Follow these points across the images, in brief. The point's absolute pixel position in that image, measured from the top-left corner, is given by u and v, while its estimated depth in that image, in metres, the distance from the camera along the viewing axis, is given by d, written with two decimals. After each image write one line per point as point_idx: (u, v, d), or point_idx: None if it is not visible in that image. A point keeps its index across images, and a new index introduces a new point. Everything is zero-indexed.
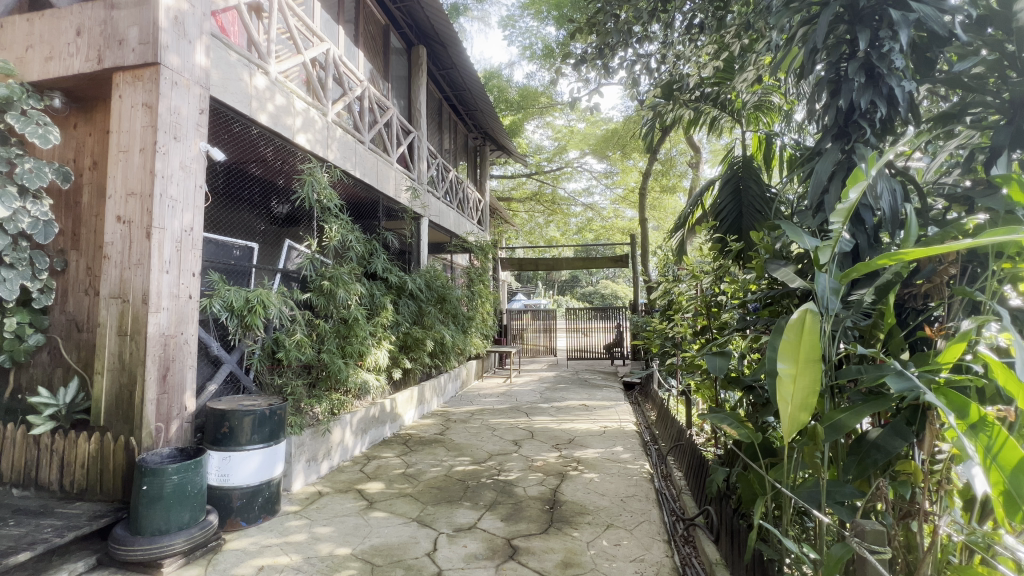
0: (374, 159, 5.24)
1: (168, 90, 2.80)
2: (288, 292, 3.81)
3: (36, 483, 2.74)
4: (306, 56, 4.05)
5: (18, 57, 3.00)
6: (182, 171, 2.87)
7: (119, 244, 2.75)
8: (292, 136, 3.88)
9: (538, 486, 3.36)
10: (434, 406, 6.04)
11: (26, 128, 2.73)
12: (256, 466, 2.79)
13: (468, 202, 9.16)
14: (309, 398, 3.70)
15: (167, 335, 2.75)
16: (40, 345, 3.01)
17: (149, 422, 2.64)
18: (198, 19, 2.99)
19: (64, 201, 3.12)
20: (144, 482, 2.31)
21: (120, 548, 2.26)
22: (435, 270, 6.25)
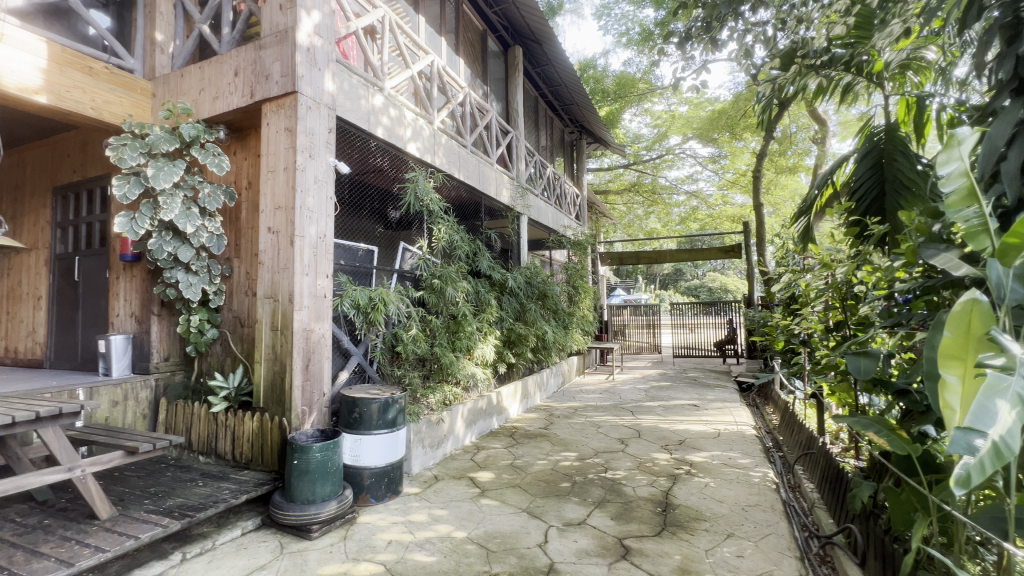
0: (476, 162, 5.45)
1: (303, 114, 3.18)
2: (404, 291, 4.14)
3: (215, 453, 3.30)
4: (413, 70, 4.34)
5: (193, 98, 3.59)
6: (316, 185, 3.25)
7: (269, 251, 3.19)
8: (404, 145, 4.18)
9: (648, 487, 3.25)
10: (538, 401, 6.14)
11: (205, 159, 3.33)
12: (382, 449, 3.07)
13: (566, 197, 9.12)
14: (423, 389, 3.98)
15: (308, 330, 3.14)
16: (215, 338, 3.62)
17: (296, 405, 3.06)
18: (326, 49, 3.37)
19: (229, 217, 3.70)
20: (295, 457, 2.68)
21: (279, 512, 2.64)
22: (535, 267, 6.34)
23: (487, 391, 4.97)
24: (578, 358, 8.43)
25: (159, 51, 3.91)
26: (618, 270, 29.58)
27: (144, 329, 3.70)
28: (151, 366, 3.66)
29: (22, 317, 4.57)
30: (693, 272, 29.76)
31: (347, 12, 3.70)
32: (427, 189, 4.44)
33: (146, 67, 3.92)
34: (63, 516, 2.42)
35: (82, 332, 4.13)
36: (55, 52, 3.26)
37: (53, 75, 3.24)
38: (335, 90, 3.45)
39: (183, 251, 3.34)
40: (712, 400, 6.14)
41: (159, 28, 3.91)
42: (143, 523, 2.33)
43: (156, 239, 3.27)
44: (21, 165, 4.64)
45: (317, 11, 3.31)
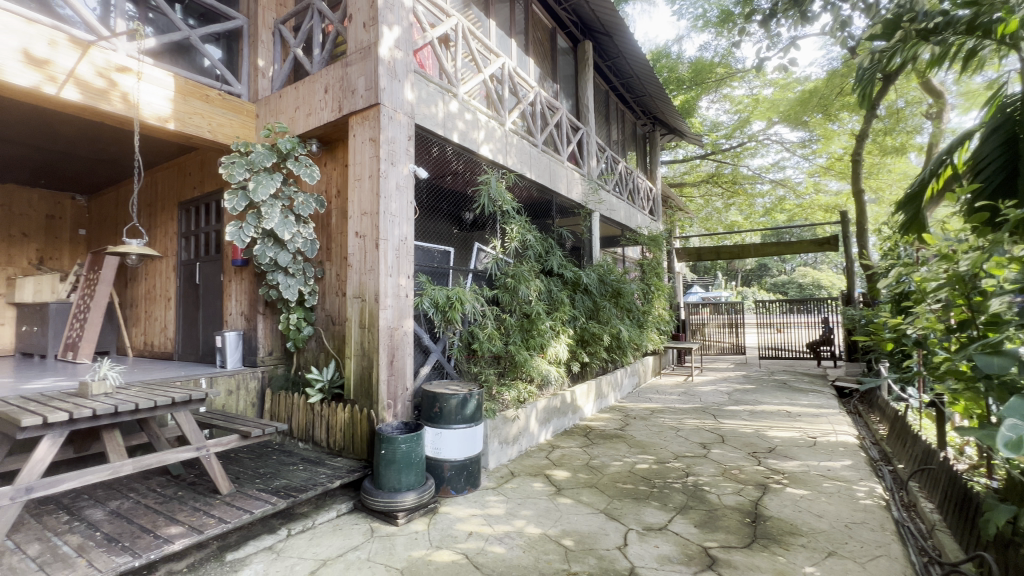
0: (547, 160, 5.45)
1: (386, 123, 3.37)
2: (479, 290, 4.27)
3: (312, 440, 3.60)
4: (485, 74, 4.44)
5: (289, 116, 3.94)
6: (398, 190, 3.43)
7: (357, 254, 3.42)
8: (478, 148, 4.30)
9: (735, 496, 3.07)
10: (612, 401, 6.02)
11: (300, 171, 3.66)
12: (461, 443, 3.18)
13: (638, 192, 8.84)
14: (498, 385, 4.07)
15: (392, 327, 3.34)
16: (311, 334, 3.94)
17: (383, 398, 3.26)
18: (405, 61, 3.55)
19: (321, 223, 4.02)
20: (382, 447, 2.85)
21: (369, 497, 2.83)
22: (608, 265, 6.23)
23: (561, 390, 4.97)
24: (654, 358, 8.14)
25: (261, 76, 4.34)
26: (695, 266, 28.13)
27: (252, 326, 4.13)
28: (258, 359, 4.07)
29: (156, 315, 5.29)
30: (779, 267, 27.59)
31: (424, 23, 3.87)
32: (501, 190, 4.54)
33: (250, 91, 4.36)
34: (192, 489, 2.77)
35: (202, 329, 4.69)
36: (180, 84, 3.74)
37: (178, 104, 3.73)
38: (414, 99, 3.62)
39: (282, 255, 3.68)
40: (805, 406, 5.66)
41: (261, 55, 4.34)
42: (255, 500, 2.60)
43: (260, 245, 3.65)
44: (154, 184, 5.38)
45: (397, 25, 3.50)
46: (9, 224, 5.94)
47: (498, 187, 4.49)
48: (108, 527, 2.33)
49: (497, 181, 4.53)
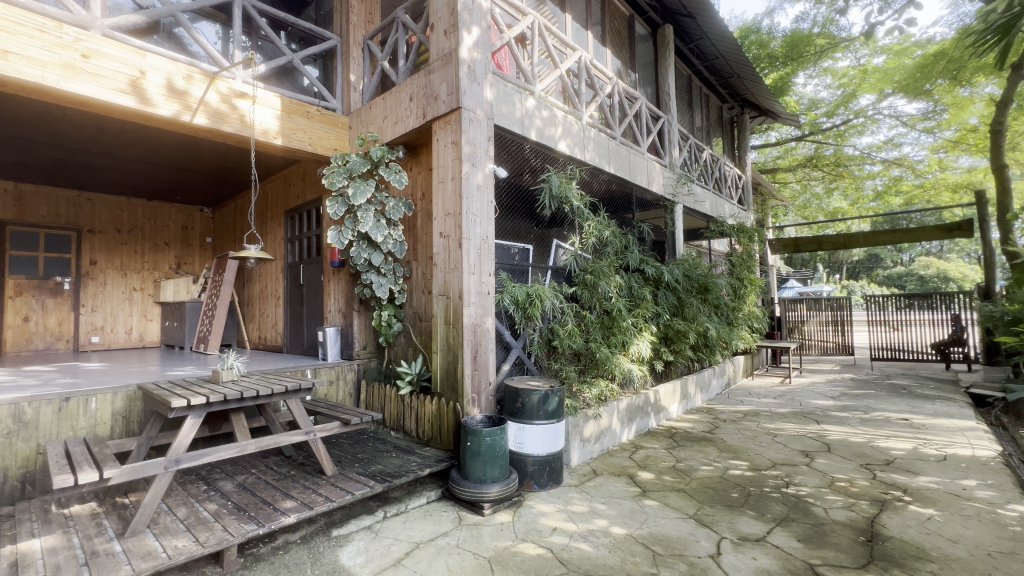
0: (627, 153, 5.30)
1: (467, 126, 3.47)
2: (558, 286, 4.29)
3: (403, 429, 3.83)
4: (562, 69, 4.41)
5: (379, 125, 4.20)
6: (478, 191, 3.52)
7: (442, 254, 3.57)
8: (555, 144, 4.29)
9: (845, 511, 2.78)
10: (699, 402, 5.74)
11: (390, 177, 3.92)
12: (544, 439, 3.21)
13: (725, 180, 8.29)
14: (578, 382, 4.04)
15: (476, 324, 3.44)
16: (400, 330, 4.18)
17: (467, 392, 3.37)
18: (484, 63, 3.64)
19: (409, 226, 4.26)
20: (468, 439, 2.96)
21: (456, 486, 2.94)
22: (693, 259, 5.92)
23: (644, 389, 4.83)
24: (745, 357, 7.63)
25: (353, 89, 4.68)
26: (791, 257, 25.89)
27: (349, 322, 4.48)
28: (355, 353, 4.42)
29: (268, 312, 5.93)
30: (894, 258, 24.57)
31: (501, 24, 3.93)
32: (573, 187, 4.54)
33: (343, 104, 4.71)
34: (303, 470, 3.07)
35: (306, 324, 5.17)
36: (285, 103, 4.15)
37: (284, 122, 4.13)
38: (492, 99, 3.69)
39: (375, 255, 3.97)
40: (930, 414, 4.99)
41: (352, 70, 4.67)
42: (356, 483, 2.82)
43: (356, 247, 3.93)
44: (265, 195, 6.02)
45: (475, 28, 3.60)
46: (156, 235, 7.00)
47: (560, 184, 4.46)
48: (236, 497, 2.66)
49: (558, 178, 4.51)
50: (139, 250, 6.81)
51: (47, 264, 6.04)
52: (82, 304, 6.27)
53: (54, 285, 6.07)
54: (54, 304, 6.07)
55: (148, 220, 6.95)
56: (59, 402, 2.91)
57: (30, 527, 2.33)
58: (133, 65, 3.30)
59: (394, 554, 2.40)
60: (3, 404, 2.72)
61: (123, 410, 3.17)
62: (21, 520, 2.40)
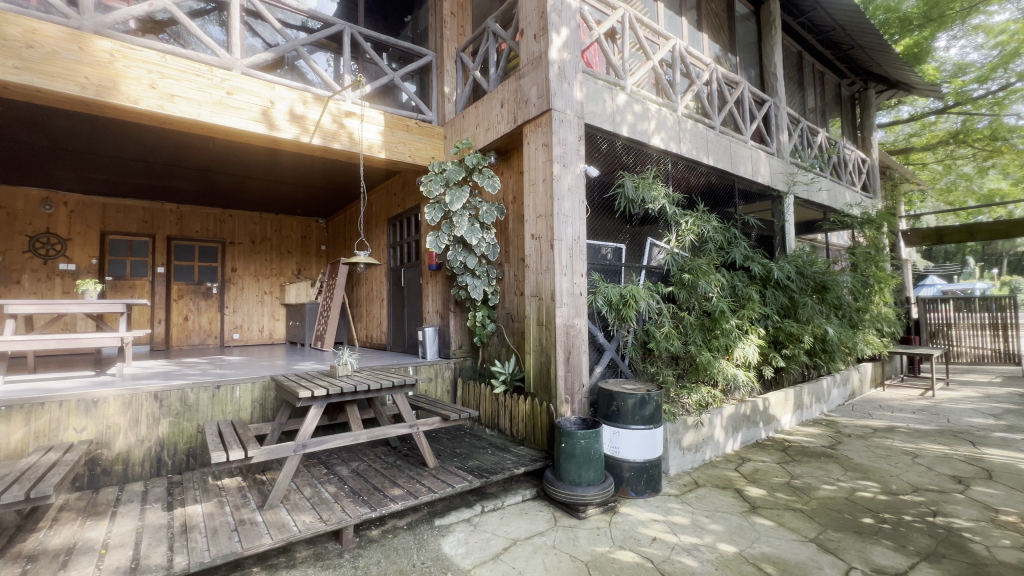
0: (727, 142, 4.95)
1: (557, 127, 3.47)
2: (652, 286, 4.14)
3: (498, 427, 3.93)
4: (654, 60, 4.24)
5: (472, 133, 4.36)
6: (569, 191, 3.50)
7: (534, 256, 3.61)
8: (649, 139, 4.14)
9: (1015, 551, 2.33)
10: (817, 413, 5.16)
11: (483, 183, 4.08)
12: (641, 445, 3.10)
13: (845, 164, 7.38)
14: (678, 388, 3.89)
15: (568, 324, 3.43)
16: (494, 330, 4.32)
17: (561, 393, 3.38)
18: (574, 63, 3.62)
19: (501, 229, 4.37)
20: (562, 440, 2.96)
21: (551, 487, 2.95)
22: (808, 254, 5.36)
23: (751, 396, 4.47)
24: (876, 365, 6.70)
25: (447, 101, 4.91)
26: (931, 251, 22.26)
27: (446, 322, 4.70)
28: (452, 352, 4.63)
29: (374, 313, 6.43)
30: None
31: (590, 21, 3.88)
32: (659, 184, 4.40)
33: (439, 116, 4.95)
34: (407, 460, 3.29)
35: (407, 324, 5.52)
36: (388, 119, 4.47)
37: (387, 136, 4.46)
38: (583, 98, 3.66)
39: (469, 258, 4.13)
40: None
41: (447, 83, 4.91)
42: (456, 476, 2.95)
43: (452, 251, 4.13)
44: (371, 205, 6.53)
45: (565, 29, 3.59)
46: (282, 244, 7.95)
47: (636, 187, 4.33)
48: (352, 482, 2.92)
49: (634, 181, 4.38)
50: (269, 258, 7.78)
51: (200, 272, 7.15)
52: (226, 305, 7.32)
53: (205, 289, 7.18)
54: (206, 306, 7.16)
55: (276, 231, 7.91)
56: (213, 389, 3.42)
57: (194, 494, 2.77)
58: (265, 97, 3.78)
59: (493, 548, 2.47)
60: (174, 389, 3.27)
61: (260, 398, 3.63)
62: (187, 487, 2.87)
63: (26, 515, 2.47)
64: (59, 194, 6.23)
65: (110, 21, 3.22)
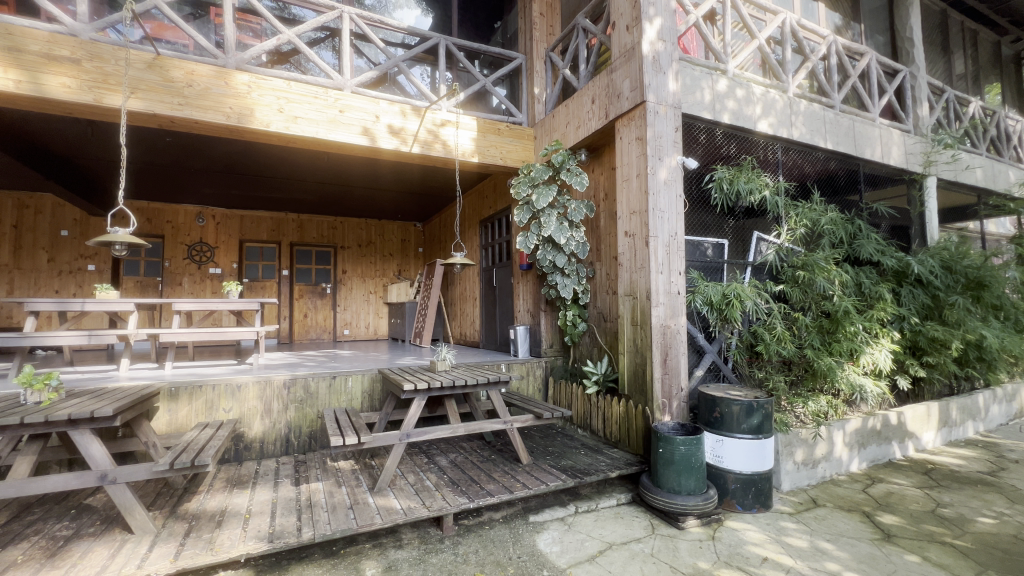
0: (850, 122, 4.40)
1: (652, 120, 3.33)
2: (758, 284, 3.82)
3: (590, 428, 3.88)
4: (760, 39, 3.90)
5: (562, 132, 4.36)
6: (666, 185, 3.35)
7: (628, 254, 3.52)
8: (754, 126, 3.83)
9: None
10: (969, 432, 4.40)
11: (571, 180, 4.05)
12: (749, 456, 2.88)
13: (1007, 137, 6.19)
14: (791, 396, 3.56)
15: (665, 325, 3.28)
16: (585, 330, 4.28)
17: (658, 396, 3.24)
18: (670, 51, 3.45)
19: (592, 227, 4.31)
20: (660, 445, 2.85)
21: (648, 493, 2.85)
22: (958, 246, 4.59)
23: (882, 409, 3.93)
24: None
25: (537, 101, 4.95)
26: None
27: (537, 321, 4.74)
28: (543, 351, 4.65)
29: (468, 311, 6.69)
30: None
31: (687, 5, 3.68)
32: (760, 175, 4.10)
33: (529, 117, 5.02)
34: (501, 456, 3.38)
35: (499, 323, 5.67)
36: (480, 124, 4.63)
37: (480, 141, 4.61)
38: (679, 88, 3.47)
39: (559, 256, 4.13)
40: None
41: (536, 84, 4.95)
42: (550, 475, 2.97)
43: (542, 250, 4.17)
44: (464, 208, 6.80)
45: (659, 17, 3.43)
46: (385, 247, 8.60)
47: (733, 178, 4.03)
48: (450, 472, 3.07)
49: (731, 172, 4.08)
50: (374, 260, 8.45)
51: (317, 274, 7.98)
52: (338, 304, 8.09)
53: (321, 289, 7.99)
54: (321, 304, 7.97)
55: (380, 234, 8.58)
56: (330, 378, 3.80)
57: (316, 473, 3.11)
58: (372, 112, 4.11)
59: (588, 549, 2.45)
60: (299, 378, 3.69)
61: (369, 389, 3.95)
62: (310, 466, 3.22)
63: (190, 480, 2.94)
64: (209, 209, 7.32)
65: (248, 57, 3.72)
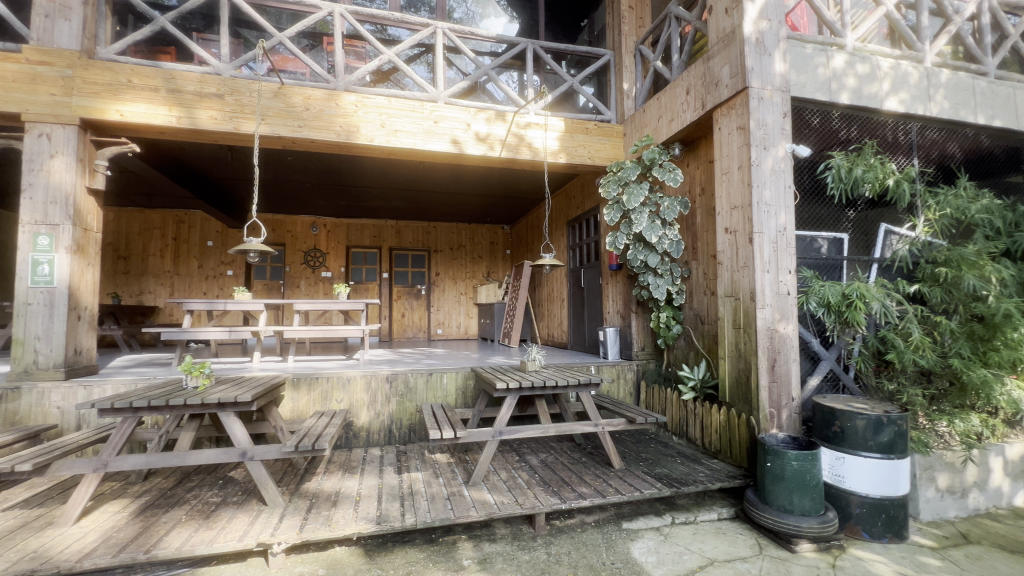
0: (1010, 90, 3.72)
1: (756, 106, 3.08)
2: (887, 284, 3.34)
3: (687, 436, 3.69)
4: (888, 5, 3.44)
5: (653, 127, 4.20)
6: (772, 176, 3.08)
7: (728, 252, 3.29)
8: (880, 104, 3.39)
9: None
10: None
11: (664, 176, 3.89)
12: (877, 477, 2.55)
13: None
14: (931, 412, 3.08)
15: (772, 329, 3.02)
16: (680, 333, 4.09)
17: (765, 406, 2.99)
18: (776, 31, 3.17)
19: (687, 224, 4.11)
20: (768, 459, 2.63)
21: (753, 509, 2.64)
22: None
23: None
24: None
25: (627, 96, 4.82)
26: None
27: (627, 323, 4.61)
28: (634, 354, 4.51)
29: (555, 312, 6.71)
30: None
31: None
32: (888, 160, 3.59)
33: (618, 113, 4.90)
34: (592, 459, 3.33)
35: (588, 324, 5.61)
36: (568, 124, 4.62)
37: (567, 141, 4.60)
38: (788, 70, 3.18)
39: (651, 256, 4.00)
40: None
41: (626, 79, 4.82)
42: (644, 481, 2.87)
43: (632, 250, 4.05)
44: (552, 209, 6.83)
45: None
46: (474, 250, 8.91)
47: (853, 164, 3.59)
48: (541, 472, 3.10)
49: (852, 157, 3.64)
50: (464, 262, 8.80)
51: (413, 276, 8.51)
52: (432, 304, 8.55)
53: (417, 291, 8.50)
54: (417, 305, 8.47)
55: (470, 237, 8.91)
56: (427, 374, 4.03)
57: (416, 463, 3.31)
58: (463, 120, 4.29)
59: (687, 563, 2.33)
60: (400, 373, 3.96)
61: (462, 386, 4.12)
62: (410, 457, 3.45)
63: (310, 462, 3.29)
64: (321, 219, 8.14)
65: (354, 79, 4.08)
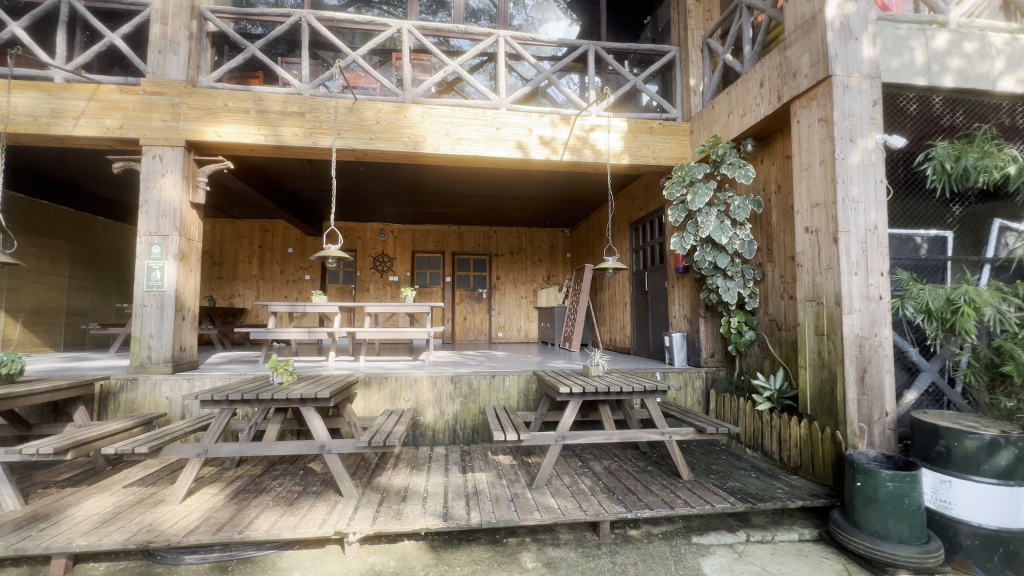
0: None
1: (840, 96, 2.86)
2: (1002, 287, 2.95)
3: (762, 449, 3.48)
4: None
5: (723, 123, 4.02)
6: (860, 170, 2.84)
7: (809, 253, 3.07)
8: (992, 85, 3.02)
9: None
10: None
11: (735, 174, 3.71)
12: (992, 506, 2.26)
13: None
14: None
15: (861, 337, 2.78)
16: (754, 339, 3.87)
17: (852, 420, 2.75)
18: (864, 13, 2.92)
19: (760, 224, 3.88)
20: (858, 478, 2.42)
21: (840, 532, 2.44)
22: None
23: None
24: None
25: (693, 93, 4.64)
26: None
27: (695, 328, 4.43)
28: (702, 360, 4.32)
29: (618, 316, 6.57)
30: None
31: None
32: (1004, 146, 3.18)
33: (684, 111, 4.73)
34: (659, 468, 3.22)
35: (653, 329, 5.44)
36: (631, 125, 4.53)
37: (630, 142, 4.51)
38: (878, 54, 2.92)
39: (721, 257, 3.82)
40: None
41: (692, 75, 4.65)
42: (715, 495, 2.73)
43: (700, 251, 3.89)
44: (614, 211, 6.71)
45: None
46: (535, 254, 8.94)
47: (959, 154, 3.22)
48: (605, 479, 3.05)
49: (956, 146, 3.26)
50: (525, 266, 8.86)
51: (475, 280, 8.69)
52: (493, 308, 8.68)
53: (478, 294, 8.67)
54: (478, 308, 8.64)
55: (531, 241, 8.96)
56: (489, 377, 4.10)
57: (479, 464, 3.38)
58: (525, 126, 4.34)
59: None
60: (463, 375, 4.06)
61: (524, 389, 4.14)
62: (474, 457, 3.52)
63: (380, 458, 3.46)
64: (389, 226, 8.54)
65: (421, 91, 4.25)
